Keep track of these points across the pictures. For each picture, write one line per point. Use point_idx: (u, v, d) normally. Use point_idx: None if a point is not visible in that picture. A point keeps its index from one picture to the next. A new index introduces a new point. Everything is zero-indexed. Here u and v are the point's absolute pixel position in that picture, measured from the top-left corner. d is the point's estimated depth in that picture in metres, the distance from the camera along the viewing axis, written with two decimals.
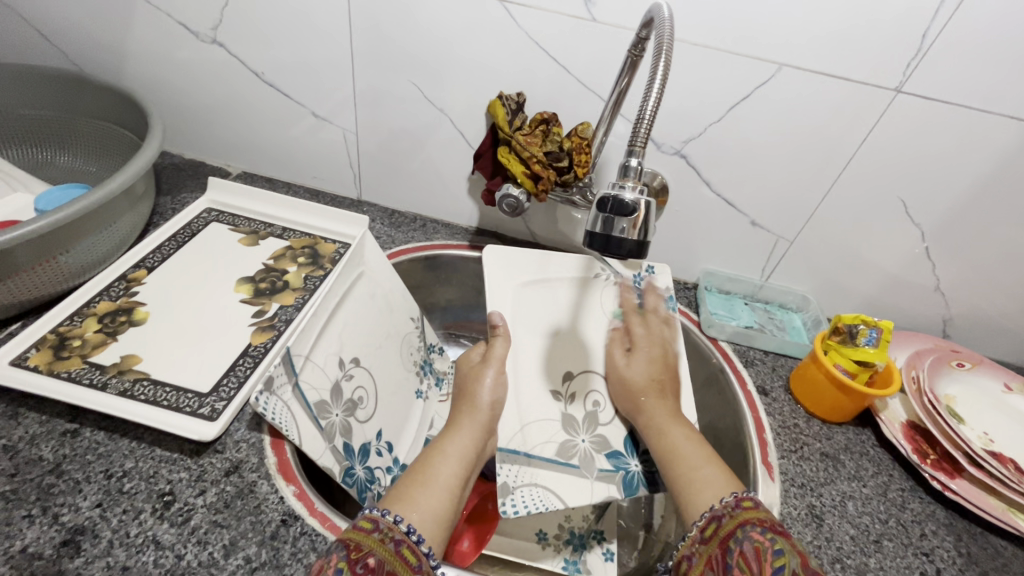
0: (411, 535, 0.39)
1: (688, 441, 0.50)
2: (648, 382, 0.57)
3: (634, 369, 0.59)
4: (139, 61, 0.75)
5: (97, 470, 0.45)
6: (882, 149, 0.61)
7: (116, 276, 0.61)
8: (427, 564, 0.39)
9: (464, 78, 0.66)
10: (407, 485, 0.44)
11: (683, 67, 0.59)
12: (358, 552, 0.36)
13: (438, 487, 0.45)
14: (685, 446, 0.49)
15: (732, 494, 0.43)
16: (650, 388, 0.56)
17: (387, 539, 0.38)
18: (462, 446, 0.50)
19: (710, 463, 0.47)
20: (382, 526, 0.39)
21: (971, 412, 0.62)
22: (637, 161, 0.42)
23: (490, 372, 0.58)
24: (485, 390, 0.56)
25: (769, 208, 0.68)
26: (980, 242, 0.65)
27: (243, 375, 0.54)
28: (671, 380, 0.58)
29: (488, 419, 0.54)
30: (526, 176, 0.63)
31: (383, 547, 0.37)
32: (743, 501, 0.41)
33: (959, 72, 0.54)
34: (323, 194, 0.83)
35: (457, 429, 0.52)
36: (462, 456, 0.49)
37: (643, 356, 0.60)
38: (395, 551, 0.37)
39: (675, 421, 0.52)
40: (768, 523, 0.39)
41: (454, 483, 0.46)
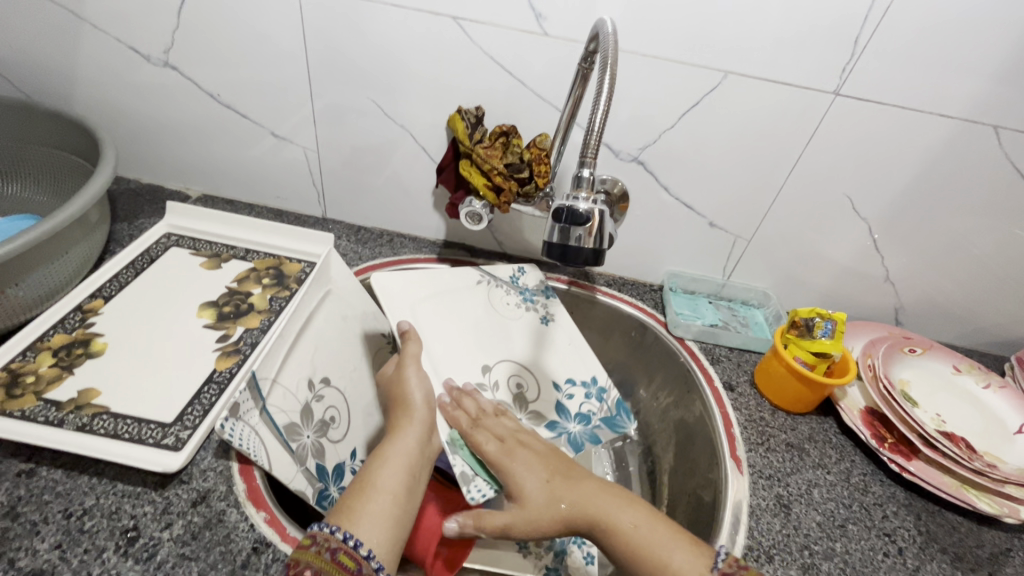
0: (348, 540, 0.41)
1: (640, 518, 0.47)
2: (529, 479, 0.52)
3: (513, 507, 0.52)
4: (89, 86, 0.73)
5: (55, 510, 0.44)
6: (827, 150, 0.64)
7: (71, 308, 0.60)
8: (370, 568, 0.40)
9: (423, 92, 0.66)
10: (352, 493, 0.45)
11: (634, 76, 0.61)
12: (297, 568, 0.38)
13: (382, 493, 0.46)
14: (645, 530, 0.46)
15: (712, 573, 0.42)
16: (543, 482, 0.51)
17: (323, 550, 0.39)
18: (405, 446, 0.51)
19: (675, 541, 0.45)
20: (320, 539, 0.40)
21: (924, 395, 0.65)
22: (588, 172, 0.43)
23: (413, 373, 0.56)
24: (416, 390, 0.55)
25: (726, 209, 0.70)
26: (923, 233, 0.69)
27: (209, 402, 0.53)
28: (563, 466, 0.53)
29: (428, 415, 0.54)
30: (487, 188, 0.64)
31: (320, 557, 0.39)
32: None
33: (890, 74, 0.57)
34: (287, 214, 0.83)
35: (401, 432, 0.52)
36: (404, 458, 0.50)
37: (529, 472, 0.52)
38: (333, 559, 0.39)
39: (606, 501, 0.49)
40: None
41: (397, 488, 0.47)
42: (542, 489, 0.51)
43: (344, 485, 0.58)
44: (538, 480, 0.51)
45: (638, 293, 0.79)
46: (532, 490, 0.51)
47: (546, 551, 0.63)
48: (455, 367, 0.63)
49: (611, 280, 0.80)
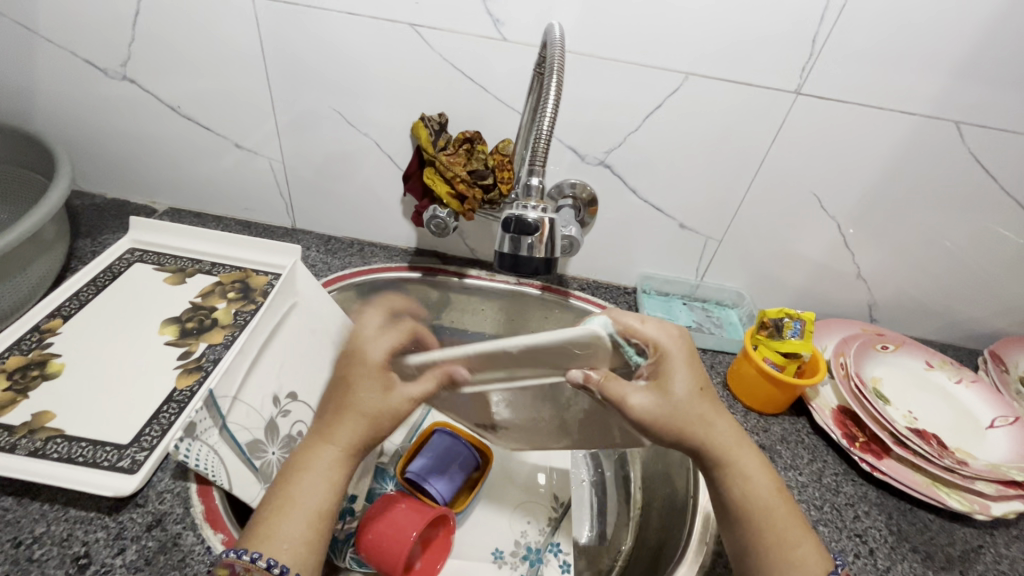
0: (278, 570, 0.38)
1: (766, 477, 0.45)
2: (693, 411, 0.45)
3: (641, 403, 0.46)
4: (47, 101, 0.72)
5: (4, 539, 0.43)
6: (792, 149, 0.63)
7: (28, 328, 0.58)
8: None
9: (385, 100, 0.66)
10: (271, 511, 0.42)
11: (595, 80, 0.60)
12: None
13: (303, 514, 0.42)
14: (766, 492, 0.45)
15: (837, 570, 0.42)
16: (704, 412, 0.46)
17: None
18: (331, 458, 0.45)
19: (804, 535, 0.44)
20: (237, 567, 0.38)
21: (896, 392, 0.65)
22: (537, 180, 0.44)
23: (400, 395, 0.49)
24: (366, 396, 0.47)
25: (695, 210, 0.70)
26: (891, 229, 0.69)
27: (167, 422, 0.52)
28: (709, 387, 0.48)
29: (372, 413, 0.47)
30: (451, 196, 0.63)
31: None
32: None
33: (849, 73, 0.57)
34: (255, 225, 0.82)
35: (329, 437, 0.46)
36: (334, 472, 0.44)
37: (682, 368, 0.47)
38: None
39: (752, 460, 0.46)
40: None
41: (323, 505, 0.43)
42: (693, 396, 0.46)
43: None
44: (690, 385, 0.46)
45: (612, 297, 0.78)
46: (682, 391, 0.46)
47: (522, 560, 0.62)
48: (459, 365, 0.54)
49: (584, 284, 0.80)
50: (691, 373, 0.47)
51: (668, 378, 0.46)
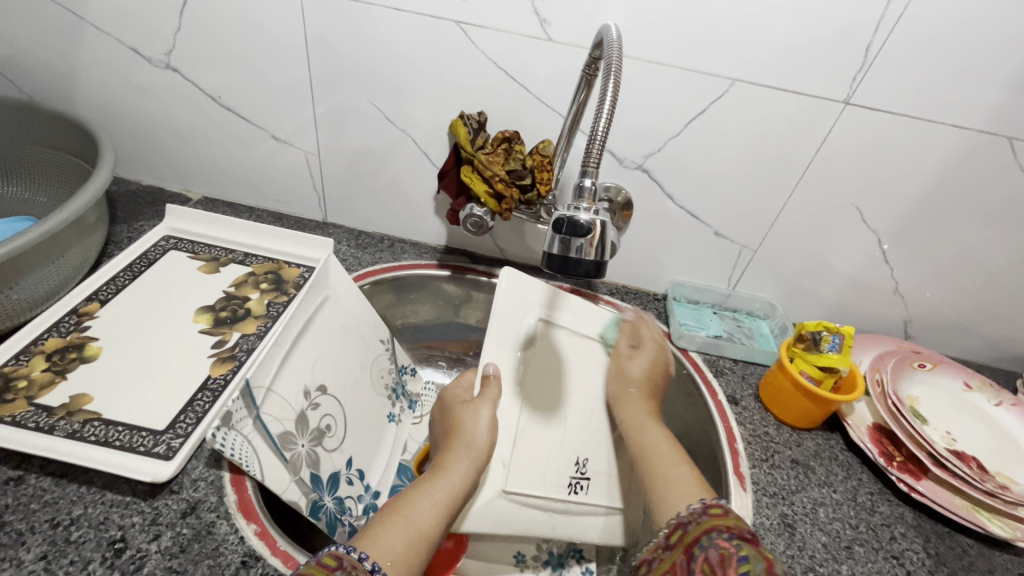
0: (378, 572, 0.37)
1: (662, 441, 0.52)
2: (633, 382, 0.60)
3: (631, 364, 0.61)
4: (91, 87, 0.73)
5: (42, 520, 0.43)
6: (838, 159, 0.62)
7: (66, 311, 0.59)
8: None
9: (426, 97, 0.66)
10: (382, 520, 0.43)
11: (640, 83, 0.60)
12: None
13: (413, 526, 0.43)
14: (656, 448, 0.52)
15: (703, 500, 0.43)
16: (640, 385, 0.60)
17: None
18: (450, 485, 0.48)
19: (676, 466, 0.49)
20: (346, 564, 0.36)
21: (934, 411, 0.64)
22: (591, 181, 0.43)
23: (489, 408, 0.55)
24: (467, 419, 0.54)
25: (731, 218, 0.69)
26: (933, 246, 0.68)
27: (201, 409, 0.52)
28: (651, 380, 0.61)
29: (482, 450, 0.52)
30: (489, 195, 0.63)
31: None
32: (712, 509, 0.41)
33: (901, 84, 0.56)
34: (287, 217, 0.82)
35: (449, 466, 0.50)
36: (448, 499, 0.47)
37: (618, 365, 0.62)
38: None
39: (646, 417, 0.56)
40: (735, 530, 0.38)
41: (428, 527, 0.44)
42: (617, 385, 0.60)
43: (338, 496, 0.57)
44: (615, 378, 0.61)
45: (641, 302, 0.78)
46: (609, 381, 0.61)
47: (544, 565, 0.62)
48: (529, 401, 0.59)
49: (614, 289, 0.79)
50: (625, 375, 0.61)
51: (621, 368, 0.61)
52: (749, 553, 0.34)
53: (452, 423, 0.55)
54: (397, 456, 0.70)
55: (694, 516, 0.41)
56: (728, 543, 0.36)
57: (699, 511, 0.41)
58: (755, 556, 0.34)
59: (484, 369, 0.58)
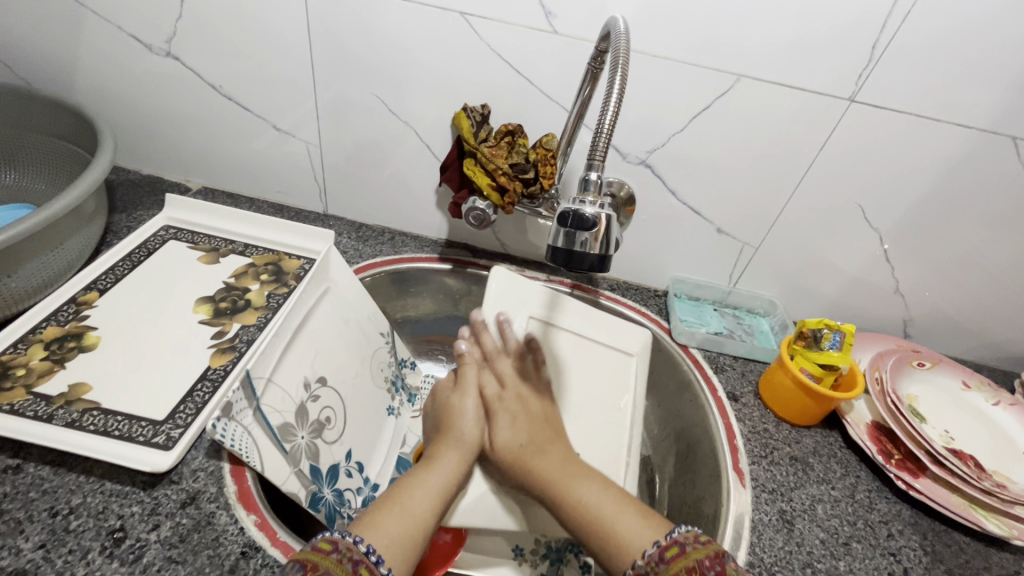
0: (371, 555, 0.38)
1: (601, 492, 0.48)
2: (524, 448, 0.52)
3: (502, 436, 0.54)
4: (90, 75, 0.72)
5: (41, 508, 0.43)
6: (841, 157, 0.62)
7: (65, 300, 0.58)
8: None
9: (429, 89, 0.65)
10: (376, 509, 0.44)
11: (645, 77, 0.59)
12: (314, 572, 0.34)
13: (406, 513, 0.44)
14: (598, 503, 0.47)
15: (656, 542, 0.41)
16: (530, 446, 0.53)
17: (345, 560, 0.36)
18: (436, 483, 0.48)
19: (630, 514, 0.45)
20: (340, 547, 0.37)
21: (932, 410, 0.64)
22: (597, 175, 0.43)
23: (474, 398, 0.57)
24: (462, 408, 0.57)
25: (734, 214, 0.69)
26: (935, 246, 0.68)
27: (201, 400, 0.52)
28: (544, 431, 0.55)
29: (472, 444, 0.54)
30: (492, 188, 0.62)
31: (340, 566, 0.35)
32: (668, 552, 0.40)
33: (907, 82, 0.56)
34: (287, 209, 0.82)
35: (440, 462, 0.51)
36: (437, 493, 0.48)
37: (507, 420, 0.55)
38: (353, 570, 0.36)
39: (569, 471, 0.50)
40: (696, 573, 0.37)
41: (423, 515, 0.45)
42: (520, 442, 0.53)
43: (337, 487, 0.57)
44: (514, 433, 0.54)
45: (642, 298, 0.78)
46: (507, 439, 0.53)
47: (542, 559, 0.61)
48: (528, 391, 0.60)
49: (615, 284, 0.79)
50: (520, 429, 0.54)
51: (495, 433, 0.54)
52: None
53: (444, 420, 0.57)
54: (397, 449, 0.70)
55: (653, 565, 0.39)
56: None
57: (656, 558, 0.40)
58: None
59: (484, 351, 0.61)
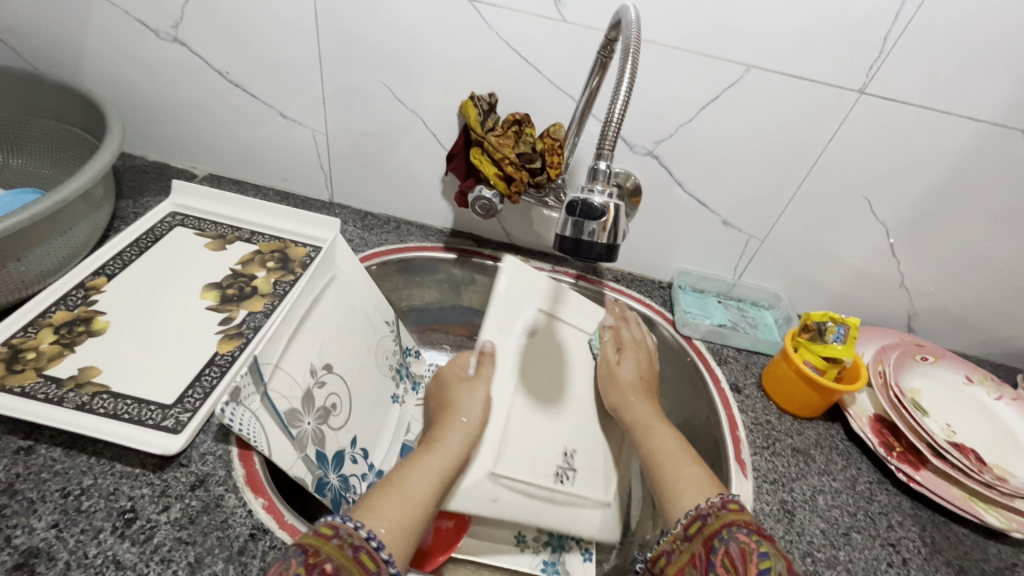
0: (371, 541, 0.37)
1: (673, 440, 0.52)
2: (634, 385, 0.60)
3: (624, 370, 0.61)
4: (97, 59, 0.72)
5: (53, 489, 0.44)
6: (849, 150, 0.62)
7: (74, 285, 0.59)
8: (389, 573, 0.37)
9: (436, 77, 0.65)
10: (378, 492, 0.43)
11: (654, 67, 0.59)
12: (315, 557, 0.35)
13: (408, 496, 0.43)
14: (665, 452, 0.51)
15: (714, 497, 0.44)
16: (637, 390, 0.59)
17: (345, 545, 0.36)
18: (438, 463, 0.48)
19: (692, 465, 0.48)
20: (342, 532, 0.37)
21: (934, 403, 0.64)
22: (605, 165, 0.43)
23: (484, 386, 0.57)
24: (461, 394, 0.56)
25: (740, 207, 0.69)
26: (941, 240, 0.67)
27: (209, 384, 0.52)
28: (654, 385, 0.61)
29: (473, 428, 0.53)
30: (498, 177, 0.62)
31: (341, 552, 0.36)
32: (730, 503, 0.42)
33: (917, 74, 0.55)
34: (293, 196, 0.82)
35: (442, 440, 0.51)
36: (440, 474, 0.47)
37: (630, 362, 0.62)
38: (353, 557, 0.36)
39: (656, 418, 0.55)
40: (753, 526, 0.40)
41: (425, 498, 0.44)
42: (634, 376, 0.61)
43: (342, 473, 0.58)
44: (632, 370, 0.61)
45: (646, 290, 0.78)
46: (624, 374, 0.61)
47: (544, 545, 0.63)
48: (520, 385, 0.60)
49: (619, 276, 0.79)
50: (637, 367, 0.62)
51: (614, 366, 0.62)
52: (770, 551, 0.37)
53: (447, 400, 0.56)
54: (401, 436, 0.70)
55: (715, 508, 0.42)
56: (749, 540, 0.39)
57: (719, 503, 0.42)
58: (775, 557, 0.37)
59: (479, 347, 0.59)
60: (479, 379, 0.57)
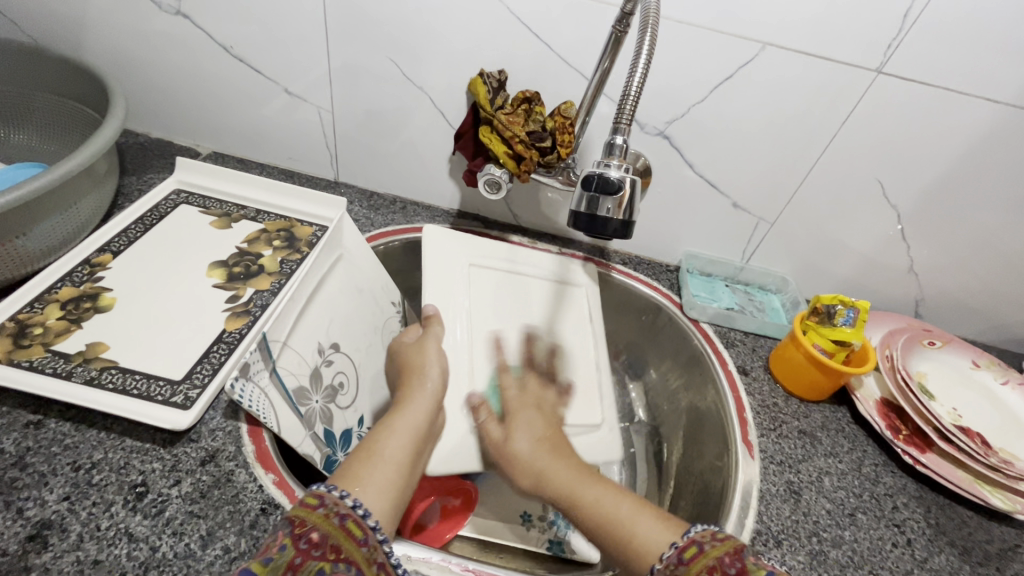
0: (359, 508, 0.37)
1: (615, 497, 0.44)
2: (543, 455, 0.47)
3: (517, 441, 0.50)
4: (99, 32, 0.70)
5: (63, 462, 0.44)
6: (864, 131, 0.61)
7: (79, 261, 0.58)
8: (377, 540, 0.37)
9: (444, 53, 0.64)
10: (358, 461, 0.43)
11: (668, 44, 0.58)
12: (302, 528, 0.35)
13: (386, 460, 0.43)
14: (613, 509, 0.42)
15: (673, 544, 0.39)
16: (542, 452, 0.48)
17: (332, 514, 0.36)
18: (411, 424, 0.48)
19: (642, 515, 0.42)
20: (327, 502, 0.37)
21: (941, 388, 0.64)
22: (622, 139, 0.43)
23: (434, 342, 0.56)
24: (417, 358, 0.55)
25: (751, 189, 0.68)
26: (953, 225, 0.67)
27: (218, 361, 0.52)
28: (560, 438, 0.50)
29: (437, 385, 0.52)
30: (508, 156, 0.61)
31: (326, 521, 0.36)
32: (686, 552, 0.37)
33: (937, 54, 0.54)
34: (298, 175, 0.81)
35: (409, 402, 0.50)
36: (413, 431, 0.47)
37: (524, 430, 0.51)
38: (340, 525, 0.36)
39: (585, 481, 0.45)
40: (719, 573, 0.35)
41: (402, 458, 0.44)
42: (535, 443, 0.49)
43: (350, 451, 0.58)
44: (530, 438, 0.50)
45: (654, 273, 0.77)
46: (519, 444, 0.49)
47: (550, 524, 0.63)
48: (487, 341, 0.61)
49: (627, 259, 0.79)
50: (535, 429, 0.51)
51: (508, 434, 0.51)
52: None
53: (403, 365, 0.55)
54: None
55: (672, 570, 0.37)
56: None
57: (673, 560, 0.37)
58: None
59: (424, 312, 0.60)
60: (428, 332, 0.58)
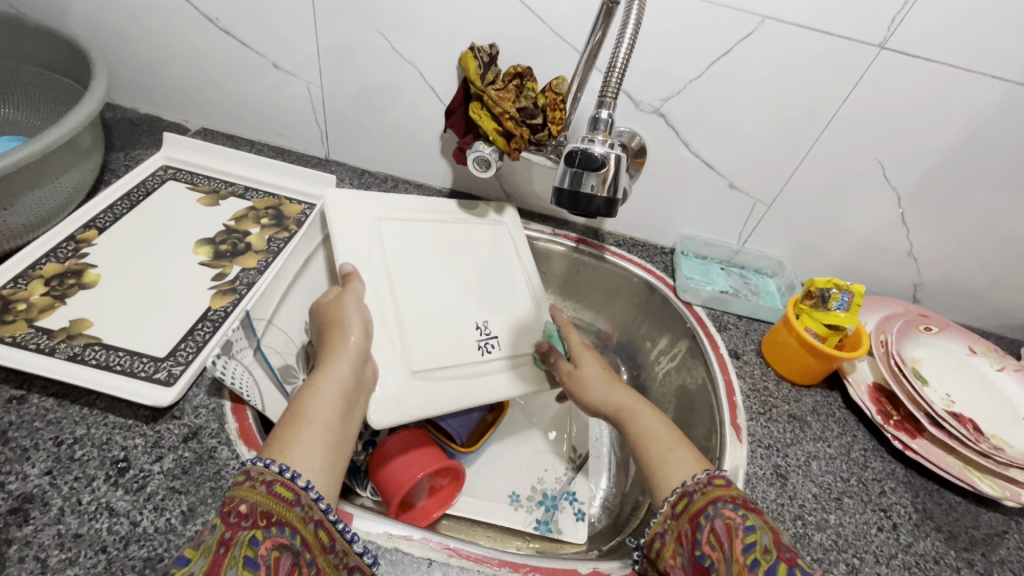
0: (286, 473, 0.37)
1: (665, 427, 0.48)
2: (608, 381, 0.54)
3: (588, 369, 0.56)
4: (82, 2, 0.69)
5: (46, 437, 0.44)
6: (865, 110, 0.59)
7: (64, 238, 0.58)
8: (309, 499, 0.37)
9: (435, 26, 0.62)
10: (285, 427, 0.41)
11: (664, 18, 0.56)
12: (228, 505, 0.35)
13: (315, 421, 0.42)
14: (659, 433, 0.47)
15: (705, 470, 0.43)
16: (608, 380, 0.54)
17: (258, 484, 0.36)
18: (338, 374, 0.46)
19: (679, 443, 0.46)
20: (253, 473, 0.37)
21: (934, 373, 0.64)
22: (607, 114, 0.45)
23: (354, 296, 0.53)
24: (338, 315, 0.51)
25: (748, 170, 0.67)
26: (955, 208, 0.65)
27: (202, 339, 0.52)
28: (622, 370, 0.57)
29: (360, 340, 0.50)
30: (498, 133, 0.60)
31: (254, 491, 0.35)
32: (715, 479, 0.41)
33: (943, 29, 0.52)
34: (289, 152, 0.80)
35: (333, 358, 0.47)
36: (341, 387, 0.45)
37: (591, 361, 0.57)
38: (268, 491, 0.36)
39: (645, 405, 0.51)
40: (740, 501, 0.39)
41: (331, 417, 0.43)
42: (602, 374, 0.56)
43: None
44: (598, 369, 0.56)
45: (648, 255, 0.76)
46: (590, 373, 0.56)
47: (537, 505, 0.63)
48: (428, 297, 0.60)
49: (621, 241, 0.78)
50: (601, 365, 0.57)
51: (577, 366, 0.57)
52: (758, 525, 0.37)
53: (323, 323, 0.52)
54: None
55: (699, 485, 0.41)
56: (735, 514, 0.38)
57: (704, 480, 0.41)
58: (761, 529, 0.37)
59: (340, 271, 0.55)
60: (347, 288, 0.54)
